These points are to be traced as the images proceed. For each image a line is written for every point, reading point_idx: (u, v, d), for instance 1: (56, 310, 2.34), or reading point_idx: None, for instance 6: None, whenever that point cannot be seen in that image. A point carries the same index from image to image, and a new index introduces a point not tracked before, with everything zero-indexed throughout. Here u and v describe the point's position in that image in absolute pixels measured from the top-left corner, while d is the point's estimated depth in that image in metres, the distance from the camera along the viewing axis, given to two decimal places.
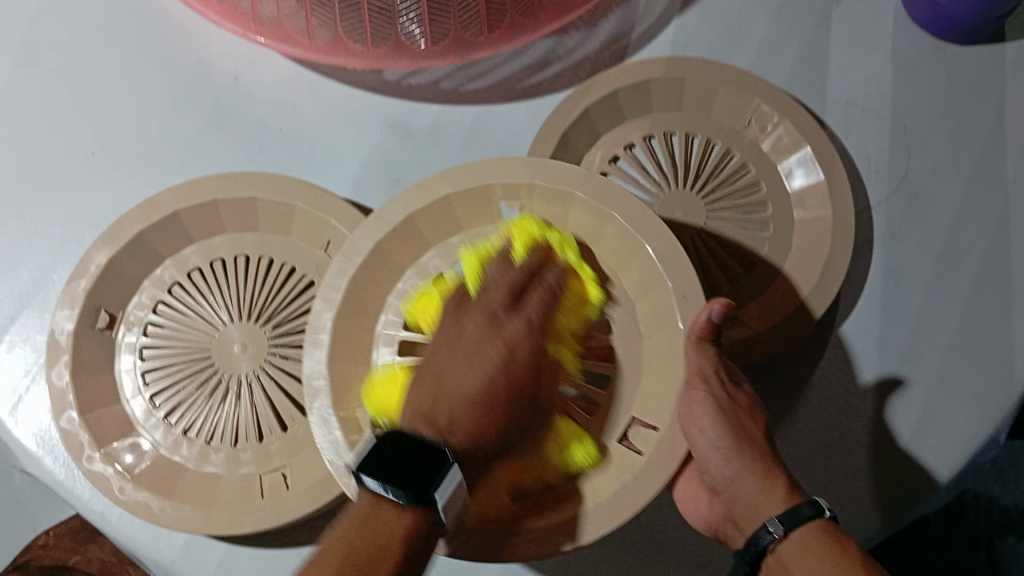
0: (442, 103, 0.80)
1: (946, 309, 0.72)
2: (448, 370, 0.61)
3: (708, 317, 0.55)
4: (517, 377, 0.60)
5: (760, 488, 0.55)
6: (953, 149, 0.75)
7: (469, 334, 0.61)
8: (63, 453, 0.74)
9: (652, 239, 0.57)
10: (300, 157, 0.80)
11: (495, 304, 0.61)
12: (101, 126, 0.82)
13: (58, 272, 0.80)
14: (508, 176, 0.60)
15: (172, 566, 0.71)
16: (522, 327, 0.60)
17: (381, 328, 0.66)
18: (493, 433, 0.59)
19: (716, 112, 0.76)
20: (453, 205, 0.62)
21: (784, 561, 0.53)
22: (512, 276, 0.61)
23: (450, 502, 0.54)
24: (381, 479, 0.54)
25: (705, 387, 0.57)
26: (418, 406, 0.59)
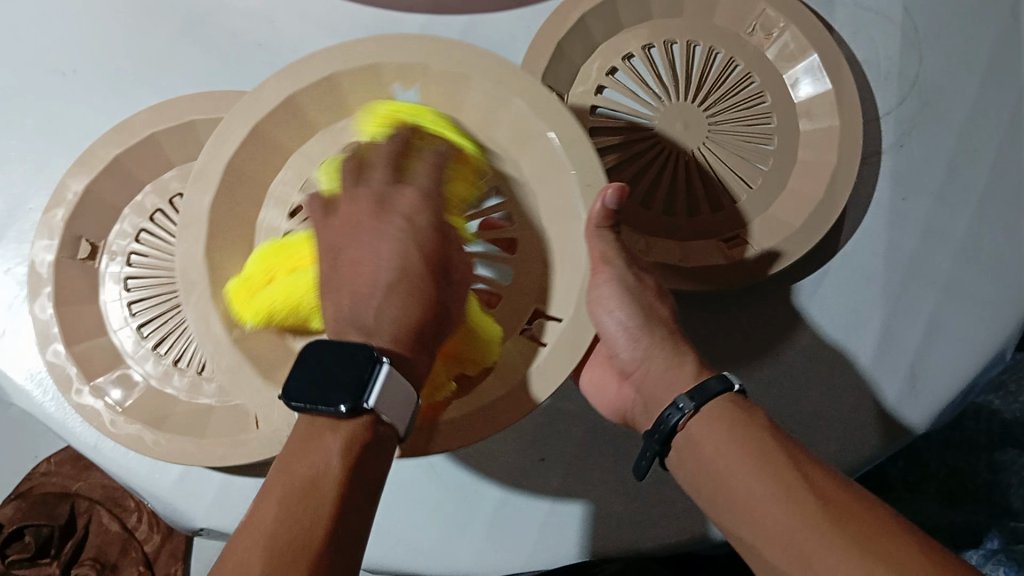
0: (429, 14, 0.76)
1: (953, 219, 0.70)
2: (353, 257, 0.52)
3: (604, 202, 0.53)
4: (425, 244, 0.52)
5: (670, 364, 0.54)
6: (966, 51, 0.71)
7: (360, 214, 0.53)
8: (53, 387, 0.73)
9: (555, 122, 0.54)
10: (280, 70, 0.76)
11: (379, 182, 0.54)
12: (70, 43, 0.78)
13: (35, 201, 0.77)
14: (397, 55, 0.54)
15: (170, 497, 0.72)
16: (414, 197, 0.54)
17: (263, 220, 0.59)
18: (429, 318, 0.50)
19: (718, 16, 0.73)
20: (341, 89, 0.56)
21: (694, 435, 0.50)
22: (392, 150, 0.55)
23: (388, 396, 0.45)
24: (310, 401, 0.44)
25: (609, 271, 0.55)
26: (336, 305, 0.50)
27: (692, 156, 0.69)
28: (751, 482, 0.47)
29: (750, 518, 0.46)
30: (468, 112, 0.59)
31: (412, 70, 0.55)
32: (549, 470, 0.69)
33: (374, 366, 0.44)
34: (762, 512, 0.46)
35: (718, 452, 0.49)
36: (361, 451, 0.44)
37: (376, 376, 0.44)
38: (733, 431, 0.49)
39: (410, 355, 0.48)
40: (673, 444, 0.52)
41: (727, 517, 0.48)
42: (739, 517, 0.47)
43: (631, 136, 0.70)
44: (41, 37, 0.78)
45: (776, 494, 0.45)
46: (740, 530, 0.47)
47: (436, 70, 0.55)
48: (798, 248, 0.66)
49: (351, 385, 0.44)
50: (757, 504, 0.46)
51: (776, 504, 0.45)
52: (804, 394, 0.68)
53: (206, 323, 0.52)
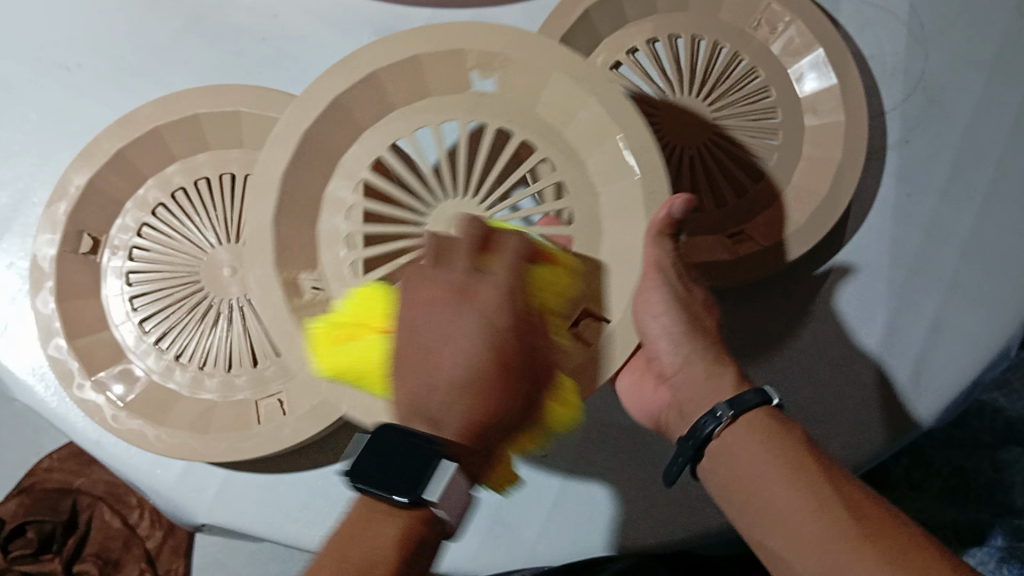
0: (434, 8, 0.76)
1: (959, 216, 0.69)
2: (431, 351, 0.49)
3: (668, 212, 0.51)
4: (505, 341, 0.48)
5: (711, 372, 0.53)
6: (974, 46, 0.71)
7: (438, 295, 0.50)
8: (55, 382, 0.73)
9: (627, 125, 0.53)
10: (283, 65, 0.76)
11: (461, 273, 0.50)
12: (74, 37, 0.78)
13: (37, 194, 0.76)
14: (484, 41, 0.56)
15: (171, 492, 0.72)
16: (494, 293, 0.49)
17: (331, 190, 0.60)
18: (501, 416, 0.48)
19: (723, 11, 0.72)
20: (424, 70, 0.58)
21: (730, 444, 0.49)
22: (461, 244, 0.51)
23: (448, 494, 0.46)
24: (370, 485, 0.46)
25: (659, 278, 0.53)
26: (403, 399, 0.48)
27: (696, 150, 0.69)
28: (785, 494, 0.46)
29: (785, 529, 0.45)
30: (543, 105, 0.58)
31: (493, 58, 0.56)
32: (551, 467, 0.69)
33: (437, 460, 0.45)
34: (795, 524, 0.45)
35: (753, 459, 0.48)
36: (414, 544, 0.45)
37: (437, 471, 0.45)
38: (772, 439, 0.48)
39: (466, 454, 0.46)
40: (707, 451, 0.51)
41: (758, 528, 0.47)
42: (772, 528, 0.46)
43: None
44: (44, 30, 0.78)
45: (812, 508, 0.45)
46: (767, 539, 0.47)
47: (518, 61, 0.56)
48: (799, 246, 0.65)
49: (413, 477, 0.45)
50: (792, 515, 0.45)
51: (810, 518, 0.44)
52: (805, 390, 0.68)
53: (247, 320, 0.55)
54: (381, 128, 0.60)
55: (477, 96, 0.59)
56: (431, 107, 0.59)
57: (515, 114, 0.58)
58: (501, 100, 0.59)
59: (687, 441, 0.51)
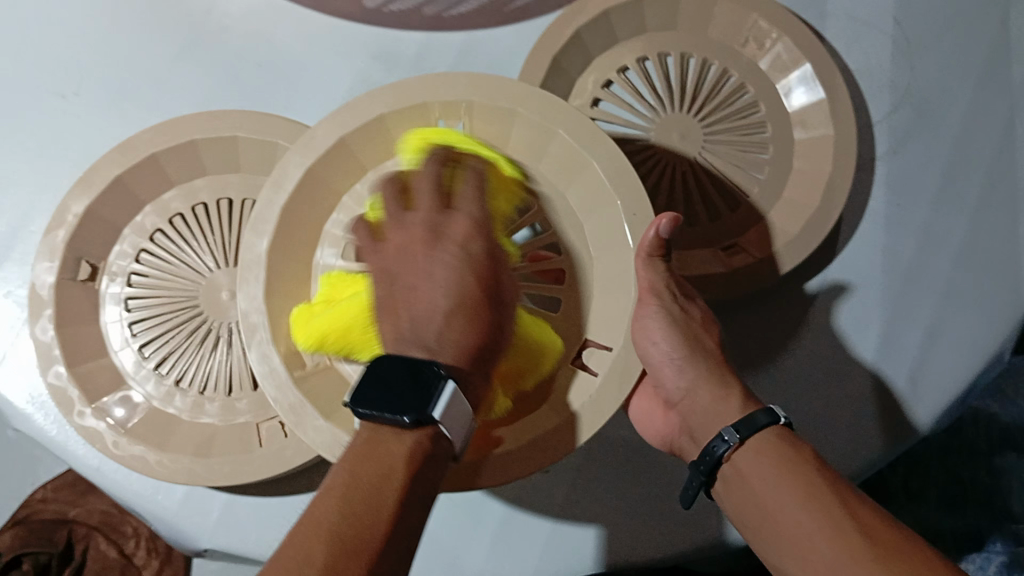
0: (426, 31, 0.77)
1: (949, 225, 0.70)
2: (411, 286, 0.51)
3: (656, 232, 0.53)
4: (480, 264, 0.52)
5: (717, 396, 0.54)
6: (956, 59, 0.72)
7: (413, 237, 0.52)
8: (55, 411, 0.73)
9: (600, 156, 0.54)
10: (278, 90, 0.76)
11: (428, 210, 0.53)
12: (69, 67, 0.78)
13: (35, 222, 0.77)
14: (446, 94, 0.55)
15: (173, 519, 0.72)
16: (465, 225, 0.53)
17: (320, 257, 0.60)
18: (489, 340, 0.50)
19: (712, 30, 0.73)
20: (391, 129, 0.58)
21: (740, 468, 0.51)
22: (429, 178, 0.54)
23: (450, 412, 0.45)
24: (375, 408, 0.44)
25: (656, 302, 0.55)
26: (392, 329, 0.49)
27: (689, 165, 0.69)
28: (798, 518, 0.47)
29: (799, 552, 0.46)
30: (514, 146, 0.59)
31: (457, 107, 0.56)
32: (553, 485, 0.69)
33: (442, 380, 0.45)
34: (810, 548, 0.46)
35: (764, 485, 0.49)
36: (425, 459, 0.44)
37: (442, 390, 0.45)
38: (782, 465, 0.49)
39: (465, 376, 0.48)
40: (719, 475, 0.52)
41: (772, 551, 0.48)
42: (786, 551, 0.47)
43: (628, 147, 0.70)
44: (39, 60, 0.78)
45: (825, 532, 0.45)
46: (786, 565, 0.47)
47: (479, 108, 0.56)
48: (789, 260, 0.66)
49: (420, 394, 0.44)
50: (805, 538, 0.46)
51: (825, 542, 0.45)
52: (803, 400, 0.69)
53: (265, 359, 0.53)
54: (358, 192, 0.60)
55: None
56: (402, 166, 0.60)
57: None
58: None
59: (698, 465, 0.53)
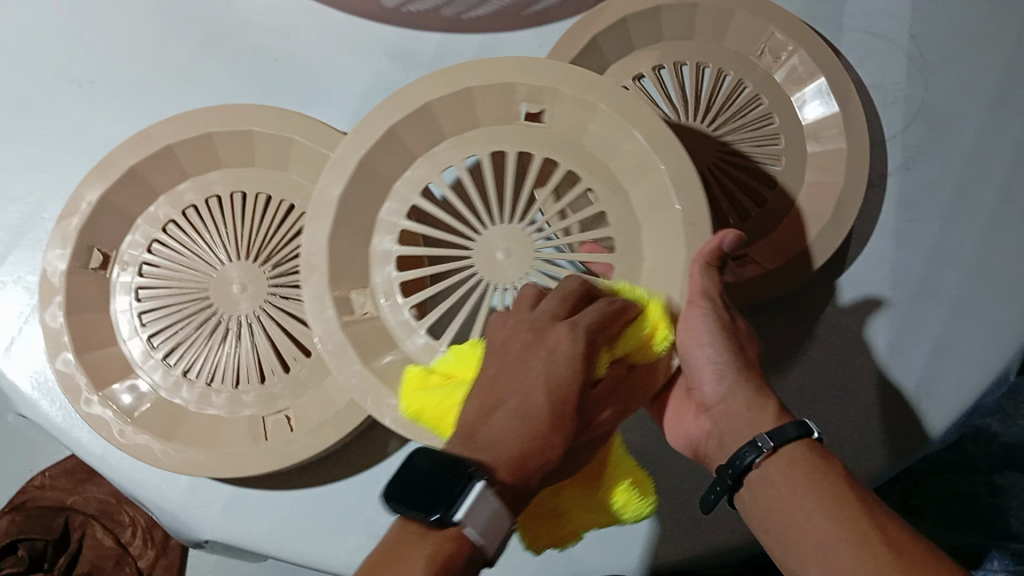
0: (444, 32, 0.76)
1: (958, 242, 0.70)
2: (499, 376, 0.50)
3: (719, 244, 0.52)
4: (569, 391, 0.48)
5: (753, 404, 0.52)
6: (970, 78, 0.72)
7: (513, 343, 0.51)
8: (61, 397, 0.73)
9: (674, 160, 0.54)
10: (296, 86, 0.77)
11: (547, 309, 0.51)
12: (87, 55, 0.78)
13: (48, 210, 0.77)
14: (532, 75, 0.56)
15: (175, 509, 0.72)
16: (566, 330, 0.49)
17: (383, 215, 0.62)
18: (544, 462, 0.47)
19: (727, 39, 0.73)
20: (475, 103, 0.59)
21: (767, 476, 0.50)
22: (570, 288, 0.52)
23: (477, 513, 0.44)
24: (402, 505, 0.44)
25: (706, 305, 0.52)
26: (464, 418, 0.49)
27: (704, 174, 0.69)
28: (825, 528, 0.46)
29: (822, 563, 0.46)
30: (590, 137, 0.59)
31: (544, 91, 0.57)
32: None
33: (467, 482, 0.43)
34: (834, 557, 0.45)
35: (792, 493, 0.48)
36: (448, 564, 0.43)
37: (467, 491, 0.43)
38: (810, 477, 0.48)
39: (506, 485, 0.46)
40: (745, 481, 0.51)
41: (792, 561, 0.48)
42: (808, 562, 0.47)
43: None
44: (57, 47, 0.78)
45: (851, 543, 0.45)
46: (807, 572, 0.47)
47: (567, 97, 0.56)
48: (824, 250, 0.66)
49: (446, 495, 0.43)
50: (828, 549, 0.46)
51: (850, 554, 0.45)
52: (807, 411, 0.69)
53: (321, 310, 0.58)
54: (436, 154, 0.61)
55: (528, 126, 0.60)
56: (483, 137, 0.60)
57: (564, 150, 0.59)
58: (548, 132, 0.59)
59: (725, 470, 0.51)
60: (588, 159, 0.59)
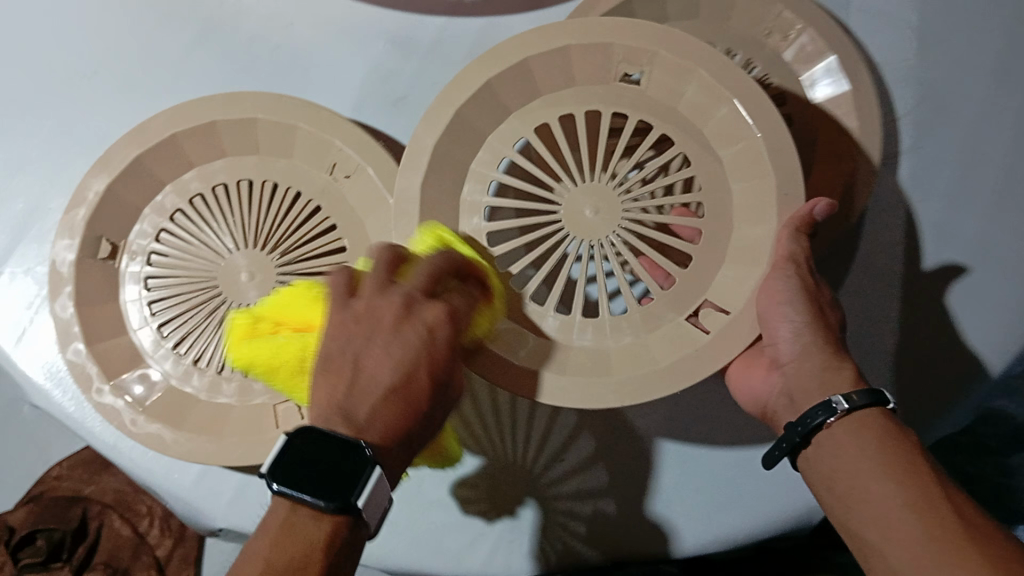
0: (447, 15, 0.75)
1: (972, 220, 0.68)
2: (366, 355, 0.50)
3: (810, 211, 0.52)
4: (442, 365, 0.51)
5: (828, 365, 0.53)
6: (984, 51, 0.69)
7: (382, 313, 0.51)
8: (73, 388, 0.74)
9: (768, 128, 0.53)
10: (299, 72, 0.76)
11: (411, 287, 0.52)
12: (89, 45, 0.78)
13: (55, 201, 0.77)
14: (630, 36, 0.55)
15: (188, 497, 0.72)
16: (438, 309, 0.51)
17: (475, 164, 0.61)
18: (419, 428, 0.50)
19: (734, 18, 0.72)
20: (571, 60, 0.58)
21: (837, 436, 0.50)
22: (434, 264, 0.52)
23: (376, 495, 0.47)
24: (304, 487, 0.45)
25: (791, 269, 0.52)
26: (329, 395, 0.49)
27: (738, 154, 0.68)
28: (889, 494, 0.47)
29: (881, 523, 0.47)
30: (684, 102, 0.57)
31: (639, 53, 0.56)
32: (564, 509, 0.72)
33: (368, 468, 0.46)
34: (898, 524, 0.46)
35: (861, 457, 0.49)
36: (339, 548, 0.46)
37: (367, 479, 0.45)
38: (883, 444, 0.49)
39: (387, 457, 0.48)
40: (813, 440, 0.51)
41: (850, 517, 0.49)
42: (868, 522, 0.48)
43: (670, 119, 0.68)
44: (61, 38, 0.78)
45: (916, 508, 0.46)
46: (864, 532, 0.48)
47: (665, 56, 0.55)
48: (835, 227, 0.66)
49: (345, 482, 0.45)
50: (891, 511, 0.47)
51: (912, 517, 0.46)
52: None
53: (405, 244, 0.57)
54: (528, 109, 0.60)
55: (621, 88, 0.59)
56: (576, 95, 0.59)
57: (653, 114, 0.58)
58: (641, 94, 0.58)
59: (795, 427, 0.52)
60: (680, 123, 0.58)
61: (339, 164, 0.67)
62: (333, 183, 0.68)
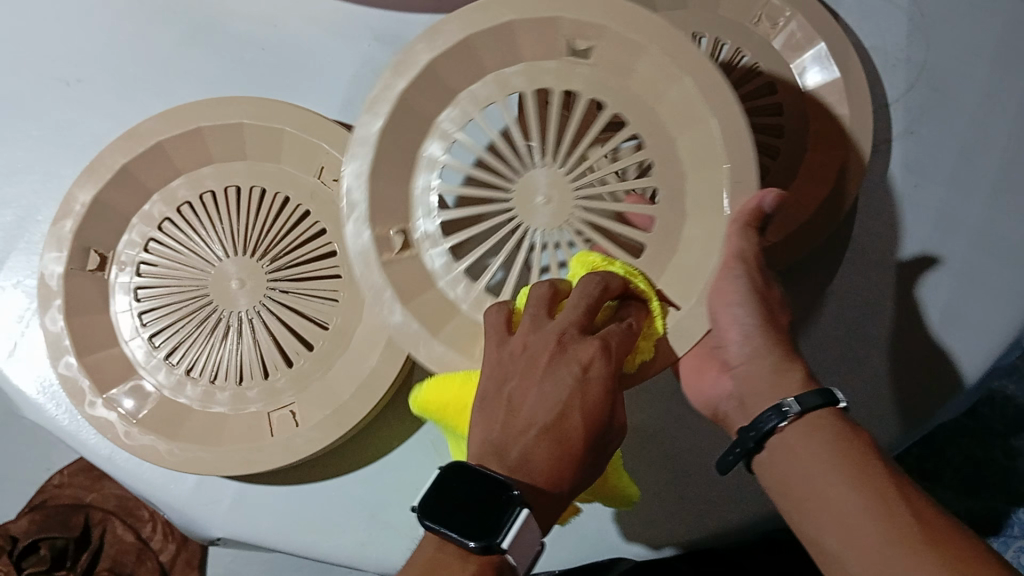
0: (434, 13, 0.74)
1: (968, 202, 0.68)
2: (522, 395, 0.49)
3: (758, 205, 0.50)
4: (601, 404, 0.48)
5: (778, 369, 0.51)
6: (977, 32, 0.68)
7: (540, 350, 0.50)
8: (66, 400, 0.73)
9: (720, 112, 0.51)
10: (287, 77, 0.76)
11: (567, 322, 0.49)
12: (73, 53, 0.77)
13: (43, 211, 0.77)
14: (581, 11, 0.53)
15: (185, 507, 0.72)
16: (598, 348, 0.48)
17: (426, 150, 0.62)
18: (576, 472, 0.48)
19: (723, 7, 0.71)
20: (516, 37, 0.56)
21: (791, 441, 0.48)
22: (585, 294, 0.50)
23: (520, 541, 0.44)
24: (444, 523, 0.45)
25: (741, 267, 0.51)
26: (485, 430, 0.49)
27: None
28: (849, 496, 0.45)
29: (844, 531, 0.45)
30: (638, 79, 0.56)
31: (591, 27, 0.54)
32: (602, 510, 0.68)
33: (512, 509, 0.44)
34: (859, 529, 0.44)
35: (818, 460, 0.47)
36: None
37: (511, 524, 0.44)
38: (837, 444, 0.47)
39: (547, 500, 0.47)
40: (765, 445, 0.50)
41: (811, 525, 0.47)
42: (829, 529, 0.46)
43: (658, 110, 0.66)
44: (44, 46, 0.78)
45: (878, 514, 0.44)
46: (827, 541, 0.46)
47: (615, 31, 0.54)
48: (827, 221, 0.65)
49: (490, 518, 0.44)
50: (852, 517, 0.45)
51: (873, 524, 0.44)
52: None
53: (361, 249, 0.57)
54: (475, 93, 0.60)
55: (573, 64, 0.57)
56: (524, 74, 0.58)
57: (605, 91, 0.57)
58: (594, 70, 0.57)
59: (747, 433, 0.50)
60: (635, 103, 0.56)
61: (327, 167, 0.67)
62: (323, 187, 0.67)
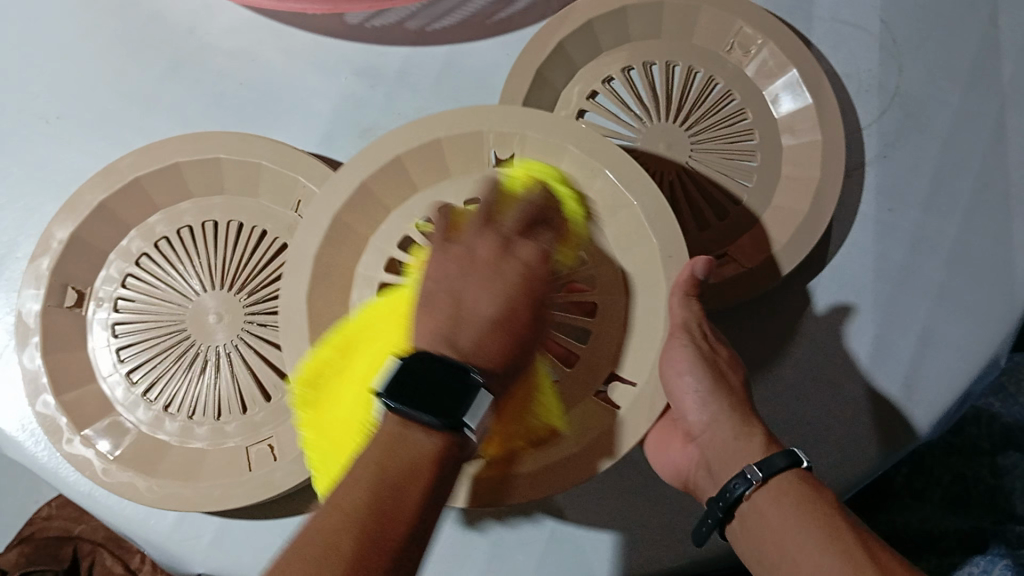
0: (411, 46, 0.76)
1: (943, 224, 0.68)
2: (462, 290, 0.52)
3: (690, 273, 0.53)
4: (536, 289, 0.53)
5: (739, 433, 0.53)
6: (943, 57, 0.70)
7: (482, 250, 0.54)
8: (45, 437, 0.73)
9: (641, 193, 0.54)
10: (264, 111, 0.76)
11: (509, 226, 0.55)
12: (53, 90, 0.78)
13: (22, 248, 0.77)
14: (500, 122, 0.57)
15: (164, 543, 0.72)
16: (537, 252, 0.54)
17: (361, 267, 0.61)
18: (523, 352, 0.52)
19: (696, 36, 0.72)
20: (444, 154, 0.59)
21: (760, 506, 0.50)
22: (527, 207, 0.55)
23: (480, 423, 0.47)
24: (417, 404, 0.45)
25: (685, 337, 0.54)
26: (434, 326, 0.50)
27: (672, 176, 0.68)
28: (824, 555, 0.45)
29: None
30: None
31: (511, 138, 0.58)
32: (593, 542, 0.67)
33: (476, 391, 0.46)
34: None
35: (785, 525, 0.48)
36: (445, 462, 0.45)
37: (477, 400, 0.46)
38: (802, 508, 0.48)
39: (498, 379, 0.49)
40: (736, 512, 0.51)
41: None
42: None
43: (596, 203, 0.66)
44: (25, 83, 0.78)
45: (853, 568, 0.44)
46: None
47: (534, 137, 0.57)
48: (806, 242, 0.64)
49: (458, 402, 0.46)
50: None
51: None
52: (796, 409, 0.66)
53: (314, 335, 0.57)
54: (409, 209, 0.61)
55: None
56: (455, 186, 0.60)
57: None
58: None
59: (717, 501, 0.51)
60: None
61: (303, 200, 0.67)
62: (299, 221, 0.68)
